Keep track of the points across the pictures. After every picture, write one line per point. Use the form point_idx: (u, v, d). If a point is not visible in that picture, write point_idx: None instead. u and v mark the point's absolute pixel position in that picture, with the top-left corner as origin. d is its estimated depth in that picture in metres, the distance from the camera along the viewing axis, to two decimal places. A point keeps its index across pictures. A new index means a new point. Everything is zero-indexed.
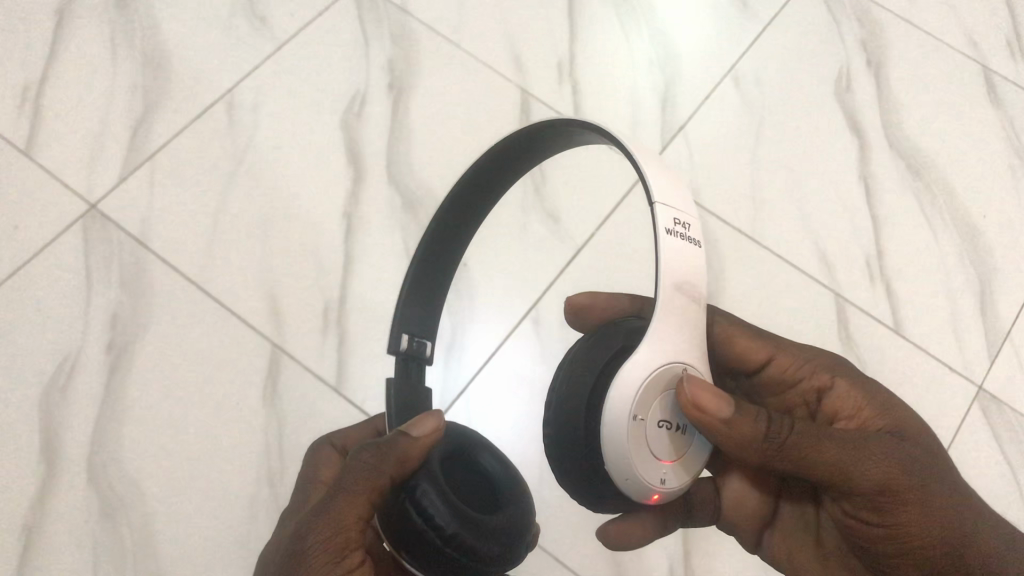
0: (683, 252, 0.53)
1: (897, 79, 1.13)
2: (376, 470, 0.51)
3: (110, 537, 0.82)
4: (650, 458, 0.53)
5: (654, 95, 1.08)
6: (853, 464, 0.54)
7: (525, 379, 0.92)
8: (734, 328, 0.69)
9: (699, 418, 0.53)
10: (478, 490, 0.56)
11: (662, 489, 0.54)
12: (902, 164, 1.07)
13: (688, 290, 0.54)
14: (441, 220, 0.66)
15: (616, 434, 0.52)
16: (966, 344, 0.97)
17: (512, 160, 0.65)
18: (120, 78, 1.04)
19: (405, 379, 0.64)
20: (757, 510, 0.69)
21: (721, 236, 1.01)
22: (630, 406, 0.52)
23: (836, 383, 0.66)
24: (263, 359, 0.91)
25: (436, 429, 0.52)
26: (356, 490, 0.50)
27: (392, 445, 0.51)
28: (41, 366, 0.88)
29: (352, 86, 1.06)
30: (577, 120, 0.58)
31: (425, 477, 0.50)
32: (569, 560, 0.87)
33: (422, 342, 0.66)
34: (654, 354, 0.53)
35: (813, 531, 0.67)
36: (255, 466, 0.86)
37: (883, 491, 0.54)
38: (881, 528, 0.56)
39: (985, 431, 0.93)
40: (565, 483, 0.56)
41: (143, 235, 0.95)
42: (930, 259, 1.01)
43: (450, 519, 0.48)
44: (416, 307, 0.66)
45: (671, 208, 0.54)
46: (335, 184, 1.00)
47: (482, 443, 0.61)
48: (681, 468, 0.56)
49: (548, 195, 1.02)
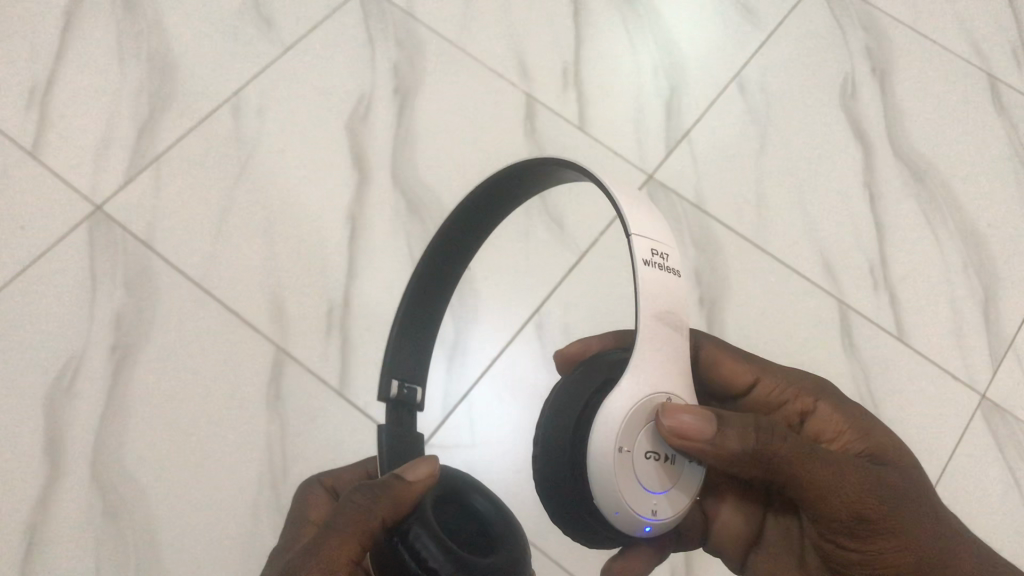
0: (663, 283, 0.53)
1: (902, 86, 1.13)
2: (369, 513, 0.50)
3: (112, 538, 0.82)
4: (638, 488, 0.52)
5: (659, 101, 1.08)
6: (833, 486, 0.53)
7: (525, 390, 0.92)
8: (720, 350, 0.68)
9: (683, 444, 0.52)
10: (470, 532, 0.56)
11: (654, 519, 0.53)
12: (907, 171, 1.07)
13: (672, 319, 0.53)
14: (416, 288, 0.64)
15: (602, 467, 0.51)
16: (969, 352, 0.97)
17: (478, 215, 0.64)
18: (127, 79, 1.04)
19: (397, 428, 0.62)
20: (742, 530, 0.68)
21: (725, 243, 1.01)
22: (614, 439, 0.51)
23: (819, 405, 0.65)
24: (266, 362, 0.91)
25: (430, 475, 0.52)
26: (348, 532, 0.49)
27: (386, 489, 0.51)
28: (46, 366, 0.89)
29: (357, 89, 1.06)
30: (549, 160, 0.57)
31: (417, 519, 0.50)
32: (569, 568, 0.87)
33: (412, 388, 0.64)
34: (638, 385, 0.52)
35: (796, 553, 0.65)
36: (257, 469, 0.87)
37: (859, 520, 0.54)
38: (857, 553, 0.56)
39: (988, 440, 0.93)
40: (557, 517, 0.56)
41: (147, 237, 0.95)
42: (933, 267, 1.01)
43: (443, 559, 0.48)
44: (406, 350, 0.64)
45: (648, 239, 0.53)
46: (340, 188, 1.00)
47: (471, 485, 0.60)
48: (675, 496, 0.54)
49: (551, 201, 1.02)
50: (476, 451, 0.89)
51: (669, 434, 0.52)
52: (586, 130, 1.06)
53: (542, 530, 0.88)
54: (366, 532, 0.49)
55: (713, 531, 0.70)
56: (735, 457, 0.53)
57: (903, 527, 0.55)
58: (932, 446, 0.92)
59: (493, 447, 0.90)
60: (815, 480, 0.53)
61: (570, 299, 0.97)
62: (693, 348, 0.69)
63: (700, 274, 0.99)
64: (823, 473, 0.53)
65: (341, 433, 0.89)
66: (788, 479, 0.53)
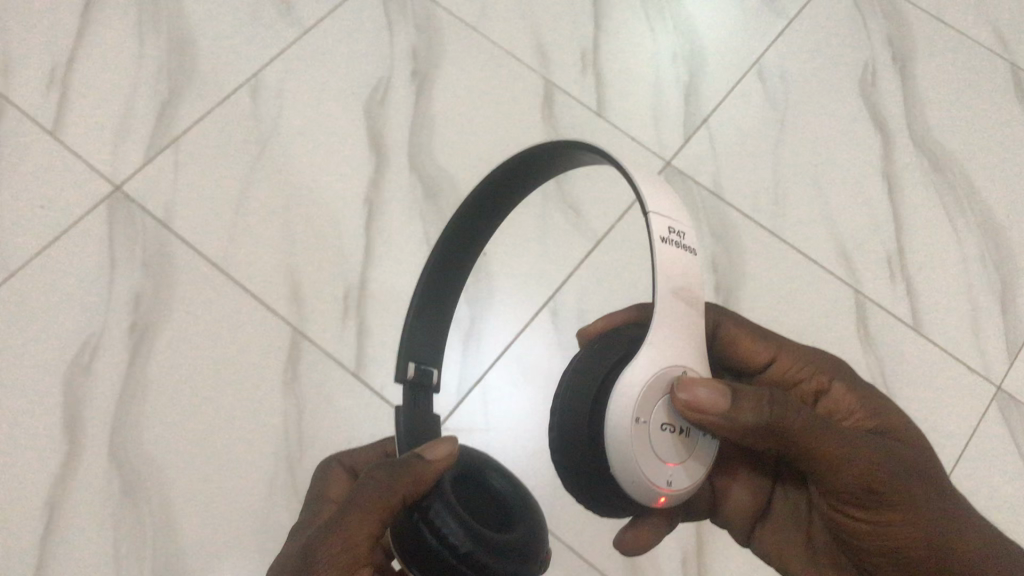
0: (679, 259, 0.53)
1: (923, 74, 1.12)
2: (389, 493, 0.50)
3: (130, 516, 0.83)
4: (654, 460, 0.52)
5: (677, 87, 1.08)
6: (844, 459, 0.53)
7: (541, 374, 0.92)
8: (738, 329, 0.68)
9: (698, 418, 0.52)
10: (487, 508, 0.57)
11: (669, 490, 0.53)
12: (926, 161, 1.06)
13: (687, 295, 0.53)
14: (430, 274, 0.64)
15: (618, 437, 0.51)
16: (986, 343, 0.97)
17: (490, 203, 0.64)
18: (147, 61, 1.05)
19: (414, 410, 0.61)
20: (752, 502, 0.69)
21: (742, 231, 1.01)
22: (631, 409, 0.51)
23: (834, 385, 0.66)
24: (282, 343, 0.91)
25: (450, 454, 0.52)
26: (367, 511, 0.50)
27: (407, 469, 0.50)
28: (65, 345, 0.90)
29: (375, 73, 1.06)
30: (575, 142, 0.57)
31: (438, 497, 0.50)
32: (583, 551, 0.87)
33: (428, 369, 0.63)
34: (654, 358, 0.52)
35: (803, 527, 0.67)
36: (272, 449, 0.87)
37: (868, 489, 0.54)
38: (864, 522, 0.56)
39: (1003, 431, 0.93)
40: (574, 491, 0.55)
41: (166, 218, 0.96)
42: (951, 258, 1.01)
43: (465, 538, 0.48)
44: (422, 331, 0.64)
45: (664, 216, 0.53)
46: (357, 172, 1.00)
47: (485, 463, 0.61)
48: (690, 467, 0.54)
49: (568, 187, 1.02)
50: (490, 435, 0.89)
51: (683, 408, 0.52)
52: (604, 115, 1.06)
53: (555, 512, 0.88)
54: (385, 511, 0.50)
55: (722, 504, 0.70)
56: (747, 428, 0.53)
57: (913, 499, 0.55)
58: (946, 436, 0.92)
59: (508, 431, 0.90)
60: (826, 452, 0.53)
61: (586, 283, 0.97)
62: (711, 326, 0.69)
63: (716, 261, 0.99)
64: (835, 446, 0.53)
65: (356, 414, 0.89)
66: (799, 452, 0.54)
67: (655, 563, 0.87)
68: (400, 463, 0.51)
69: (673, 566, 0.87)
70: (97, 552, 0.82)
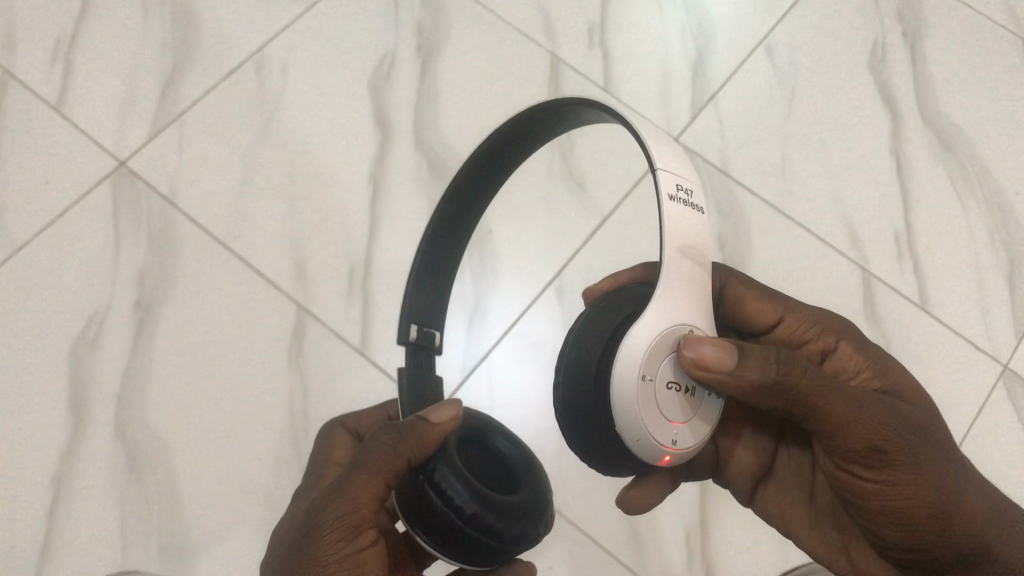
0: (686, 218, 0.53)
1: (934, 51, 1.11)
2: (393, 455, 0.49)
3: (135, 489, 0.84)
4: (659, 417, 0.52)
5: (685, 62, 1.07)
6: (850, 418, 0.52)
7: (545, 348, 0.92)
8: (744, 289, 0.68)
9: (704, 376, 0.52)
10: (491, 470, 0.57)
11: (674, 449, 0.52)
12: (935, 138, 1.05)
13: (693, 255, 0.53)
14: (430, 238, 0.63)
15: (623, 395, 0.51)
16: (993, 322, 0.97)
17: (489, 166, 0.64)
18: (151, 35, 1.04)
19: (415, 370, 0.61)
20: (755, 464, 0.68)
21: (749, 207, 1.00)
22: (637, 366, 0.51)
23: (842, 344, 0.65)
24: (288, 318, 0.91)
25: (456, 417, 0.51)
26: (371, 474, 0.49)
27: (411, 431, 0.50)
28: (71, 321, 0.90)
29: (380, 47, 1.05)
30: (571, 98, 0.57)
31: (443, 459, 0.49)
32: (587, 525, 0.87)
33: (429, 331, 0.63)
34: (662, 317, 0.52)
35: (807, 489, 0.67)
36: (277, 424, 0.87)
37: (874, 450, 0.53)
38: (870, 484, 0.55)
39: (1010, 409, 0.93)
40: (579, 450, 0.55)
41: (171, 193, 0.96)
42: (958, 236, 1.00)
43: (469, 500, 0.48)
44: (422, 295, 0.63)
45: (672, 175, 0.53)
46: (363, 146, 1.00)
47: (490, 425, 0.61)
48: (695, 425, 0.54)
49: (575, 163, 1.01)
50: (495, 411, 0.90)
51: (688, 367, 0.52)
52: (610, 91, 1.05)
53: (559, 487, 0.88)
54: (390, 473, 0.49)
55: (725, 466, 0.70)
56: (752, 386, 0.52)
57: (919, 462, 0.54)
58: (951, 414, 0.92)
59: (512, 404, 0.90)
60: (832, 412, 0.52)
61: (591, 259, 0.97)
62: (718, 286, 0.68)
63: (722, 238, 0.98)
64: (840, 405, 0.52)
65: (361, 389, 0.89)
66: (803, 411, 0.53)
67: (659, 538, 0.87)
68: (404, 425, 0.50)
69: (677, 540, 0.87)
70: (104, 526, 0.82)
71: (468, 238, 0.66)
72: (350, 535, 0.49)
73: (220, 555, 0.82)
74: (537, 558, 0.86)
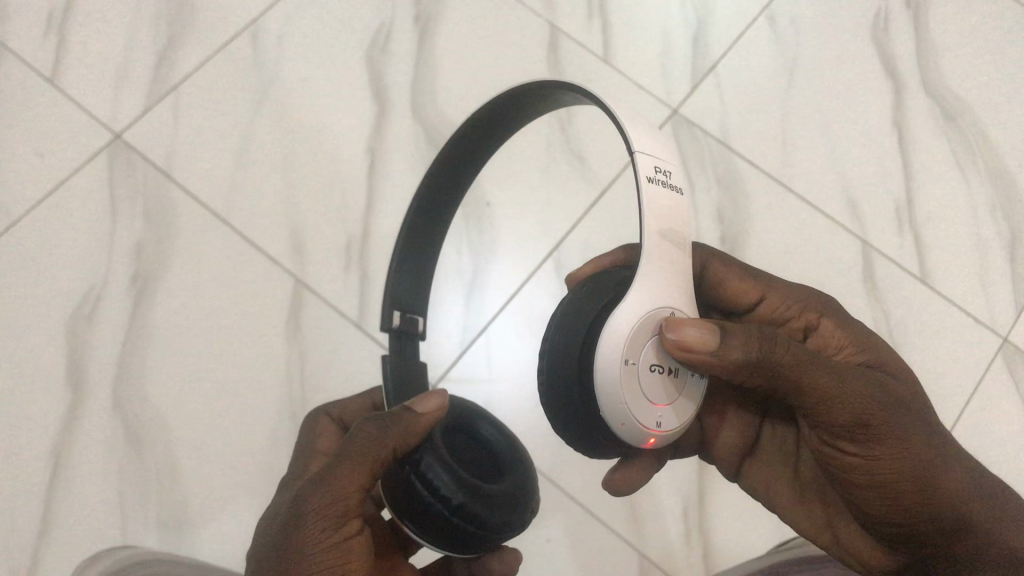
0: (665, 199, 0.52)
1: (937, 20, 1.09)
2: (382, 444, 0.50)
3: (135, 463, 0.84)
4: (643, 401, 0.52)
5: (685, 32, 1.06)
6: (833, 392, 0.52)
7: (539, 322, 0.92)
8: (725, 269, 0.67)
9: (686, 357, 0.52)
10: (478, 458, 0.58)
11: (658, 432, 0.53)
12: (937, 109, 1.04)
13: (674, 236, 0.53)
14: (415, 217, 0.63)
15: (607, 380, 0.51)
16: (993, 294, 0.96)
17: (473, 145, 0.63)
18: (145, 6, 1.03)
19: (399, 355, 0.61)
20: (739, 439, 0.69)
21: (748, 180, 0.99)
22: (620, 350, 0.51)
23: (823, 321, 0.64)
24: (285, 292, 0.91)
25: (441, 408, 0.52)
26: (357, 464, 0.49)
27: (398, 421, 0.50)
28: (68, 295, 0.89)
29: (377, 17, 1.04)
30: (552, 83, 0.55)
31: (429, 450, 0.51)
32: (583, 500, 0.87)
33: (413, 317, 0.63)
34: (643, 300, 0.52)
35: (791, 462, 0.67)
36: (275, 399, 0.87)
37: (859, 424, 0.52)
38: (857, 457, 0.54)
39: (1009, 382, 0.92)
40: (563, 435, 0.56)
41: (166, 166, 0.95)
42: (960, 209, 1.00)
43: (456, 491, 0.49)
44: (407, 277, 0.63)
45: (650, 157, 0.53)
46: (359, 118, 0.99)
47: (478, 412, 0.62)
48: (679, 407, 0.54)
49: (572, 135, 1.00)
50: (493, 383, 0.90)
51: (670, 352, 0.52)
52: (610, 62, 1.04)
53: (557, 460, 0.88)
54: (378, 463, 0.50)
55: (711, 442, 0.70)
56: (737, 365, 0.52)
57: (903, 435, 0.54)
58: (950, 388, 0.92)
59: (508, 381, 0.90)
60: (816, 387, 0.52)
61: (589, 233, 0.96)
62: (699, 267, 0.68)
63: (722, 211, 0.98)
64: (824, 379, 0.52)
65: (358, 364, 0.89)
66: (789, 388, 0.53)
67: (655, 512, 0.87)
68: (390, 416, 0.51)
69: (673, 515, 0.87)
70: (103, 501, 0.82)
71: (455, 210, 0.66)
72: (336, 524, 0.48)
73: (219, 529, 0.83)
74: (535, 532, 0.86)
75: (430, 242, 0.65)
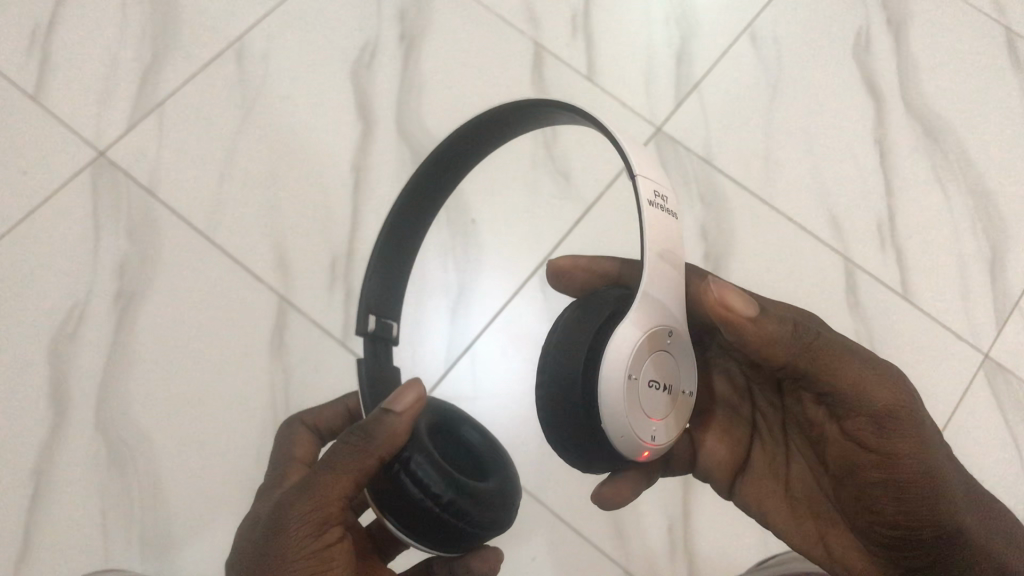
0: (664, 222, 0.53)
1: (918, 39, 1.11)
2: (363, 454, 0.49)
3: (117, 483, 0.83)
4: (641, 415, 0.53)
5: (669, 51, 1.07)
6: (860, 380, 0.55)
7: (527, 342, 0.92)
8: None
9: (727, 319, 0.54)
10: (460, 460, 0.58)
11: (653, 445, 0.54)
12: (918, 127, 1.05)
13: (670, 259, 0.54)
14: (388, 235, 0.62)
15: (612, 395, 0.51)
16: (974, 312, 0.97)
17: (444, 167, 0.64)
18: (131, 24, 1.03)
19: (373, 361, 0.60)
20: (729, 457, 0.69)
21: (732, 198, 1.00)
22: (624, 367, 0.51)
23: None
24: (270, 311, 0.91)
25: (421, 401, 0.50)
26: (339, 473, 0.50)
27: (378, 427, 0.49)
28: (51, 315, 0.89)
29: (363, 36, 1.04)
30: (548, 101, 0.57)
31: (415, 449, 0.50)
32: (569, 518, 0.87)
33: (388, 322, 0.62)
34: (642, 322, 0.53)
35: (782, 476, 0.67)
36: (259, 417, 0.87)
37: (885, 412, 0.54)
38: (875, 450, 0.56)
39: (990, 398, 0.93)
40: (557, 447, 0.56)
41: (151, 184, 0.95)
42: (941, 225, 1.01)
43: (445, 488, 0.49)
44: (381, 285, 0.62)
45: (649, 180, 0.54)
46: (345, 137, 0.99)
47: (459, 419, 0.62)
48: (670, 421, 0.55)
49: (558, 154, 1.01)
50: (478, 403, 0.90)
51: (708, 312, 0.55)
52: (595, 81, 1.04)
53: (542, 480, 0.88)
54: (362, 470, 0.49)
55: (699, 458, 0.70)
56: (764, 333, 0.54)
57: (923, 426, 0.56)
58: (931, 406, 0.92)
59: (496, 400, 0.90)
60: (844, 372, 0.55)
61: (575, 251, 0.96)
62: None
63: (705, 229, 0.98)
64: (849, 367, 0.55)
65: (344, 382, 0.89)
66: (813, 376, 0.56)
67: (640, 531, 0.87)
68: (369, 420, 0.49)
69: (658, 534, 0.87)
70: (85, 519, 0.82)
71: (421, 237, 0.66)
72: (316, 533, 0.50)
73: (202, 549, 0.82)
74: (521, 549, 0.86)
75: (407, 254, 0.65)
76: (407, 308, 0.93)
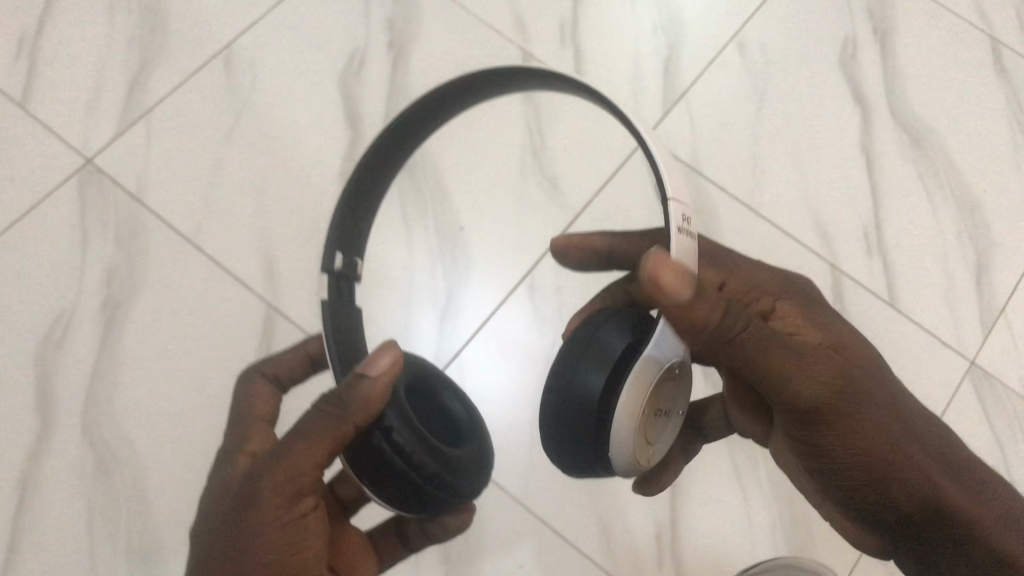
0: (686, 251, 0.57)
1: (903, 47, 1.11)
2: (337, 423, 0.51)
3: (104, 491, 0.83)
4: (641, 445, 0.58)
5: (656, 59, 1.07)
6: (793, 380, 0.59)
7: (515, 350, 0.92)
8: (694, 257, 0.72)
9: (658, 296, 0.53)
10: (437, 423, 0.60)
11: (647, 464, 0.60)
12: (904, 135, 1.06)
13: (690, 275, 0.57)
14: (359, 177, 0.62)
15: (621, 438, 0.56)
16: (960, 318, 0.98)
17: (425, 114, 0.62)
18: (118, 31, 1.02)
19: (337, 304, 0.59)
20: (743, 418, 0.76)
21: (719, 206, 1.01)
22: (634, 414, 0.56)
23: (780, 305, 0.68)
24: (257, 318, 0.91)
25: (396, 365, 0.52)
26: (314, 445, 0.52)
27: (353, 397, 0.50)
28: (37, 323, 0.89)
29: (351, 43, 1.04)
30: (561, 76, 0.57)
31: (393, 412, 0.53)
32: (557, 525, 0.87)
33: (354, 262, 0.61)
34: (656, 361, 0.56)
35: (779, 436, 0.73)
36: None
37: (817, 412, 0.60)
38: (822, 441, 0.62)
39: (975, 404, 0.94)
40: (549, 444, 0.62)
41: (139, 191, 0.95)
42: (927, 232, 1.01)
43: (422, 453, 0.52)
44: (348, 224, 0.62)
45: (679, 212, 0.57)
46: (333, 144, 0.99)
47: (442, 382, 0.63)
48: (663, 440, 0.61)
49: (546, 161, 1.01)
50: None
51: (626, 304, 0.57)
52: None
53: (530, 486, 0.88)
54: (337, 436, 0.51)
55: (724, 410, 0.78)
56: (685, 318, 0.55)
57: (858, 421, 0.61)
58: None
59: (484, 409, 0.90)
60: (776, 369, 0.58)
61: None
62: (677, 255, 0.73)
63: None
64: (784, 366, 0.58)
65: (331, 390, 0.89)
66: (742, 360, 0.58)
67: (628, 537, 0.87)
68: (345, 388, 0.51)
69: (646, 540, 0.87)
70: (72, 528, 0.82)
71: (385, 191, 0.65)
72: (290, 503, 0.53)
73: None
74: (509, 557, 0.86)
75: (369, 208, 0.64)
76: (395, 315, 0.93)
